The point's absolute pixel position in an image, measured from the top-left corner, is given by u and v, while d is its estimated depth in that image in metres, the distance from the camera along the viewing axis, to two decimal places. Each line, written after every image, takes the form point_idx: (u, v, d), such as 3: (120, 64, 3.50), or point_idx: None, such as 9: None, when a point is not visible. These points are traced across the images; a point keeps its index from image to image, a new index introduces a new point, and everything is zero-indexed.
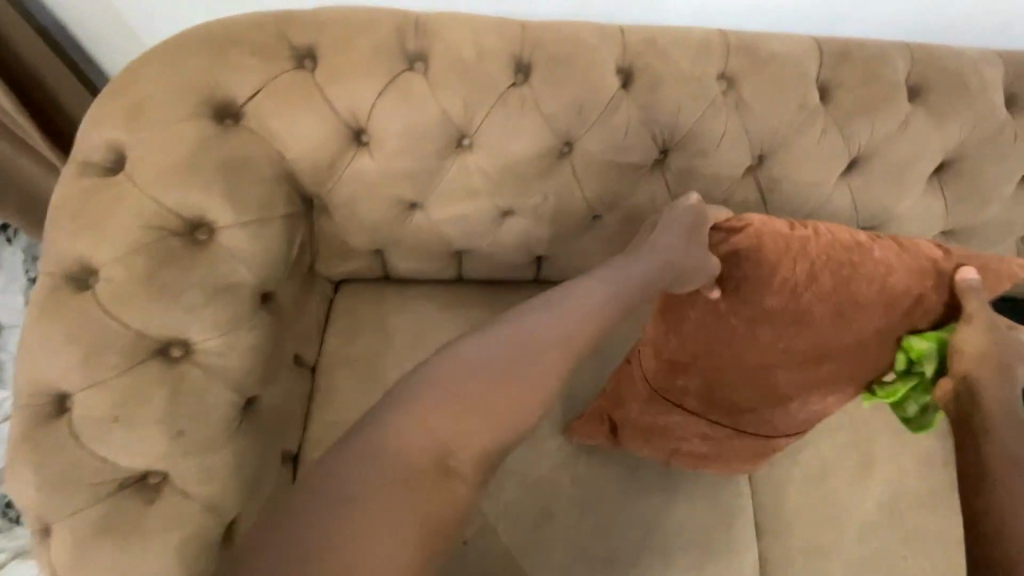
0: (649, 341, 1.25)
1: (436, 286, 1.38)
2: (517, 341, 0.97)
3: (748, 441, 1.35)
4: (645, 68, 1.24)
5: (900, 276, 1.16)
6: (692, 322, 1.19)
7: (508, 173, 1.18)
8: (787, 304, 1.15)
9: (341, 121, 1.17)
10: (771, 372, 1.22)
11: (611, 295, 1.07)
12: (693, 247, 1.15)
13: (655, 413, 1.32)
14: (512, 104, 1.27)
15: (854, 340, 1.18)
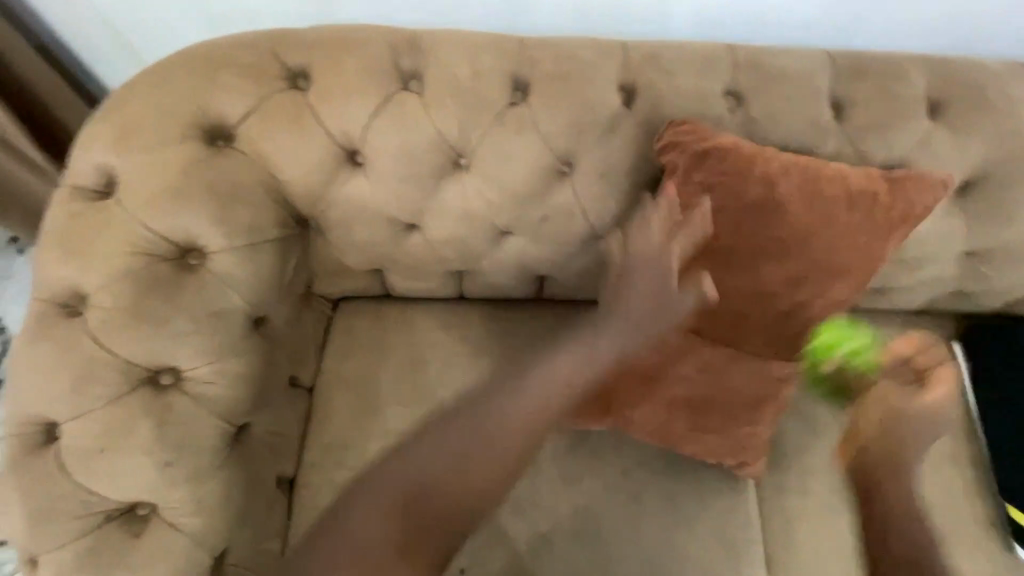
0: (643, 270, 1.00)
1: (368, 317, 1.24)
2: (481, 426, 0.83)
3: (743, 374, 1.05)
4: (612, 66, 0.96)
5: (860, 178, 0.95)
6: (687, 228, 0.95)
7: (430, 195, 1.00)
8: (765, 195, 0.93)
9: (213, 124, 0.92)
10: (763, 289, 0.97)
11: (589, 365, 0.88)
12: (661, 307, 0.85)
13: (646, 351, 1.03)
14: (417, 98, 0.94)
15: (831, 247, 0.96)
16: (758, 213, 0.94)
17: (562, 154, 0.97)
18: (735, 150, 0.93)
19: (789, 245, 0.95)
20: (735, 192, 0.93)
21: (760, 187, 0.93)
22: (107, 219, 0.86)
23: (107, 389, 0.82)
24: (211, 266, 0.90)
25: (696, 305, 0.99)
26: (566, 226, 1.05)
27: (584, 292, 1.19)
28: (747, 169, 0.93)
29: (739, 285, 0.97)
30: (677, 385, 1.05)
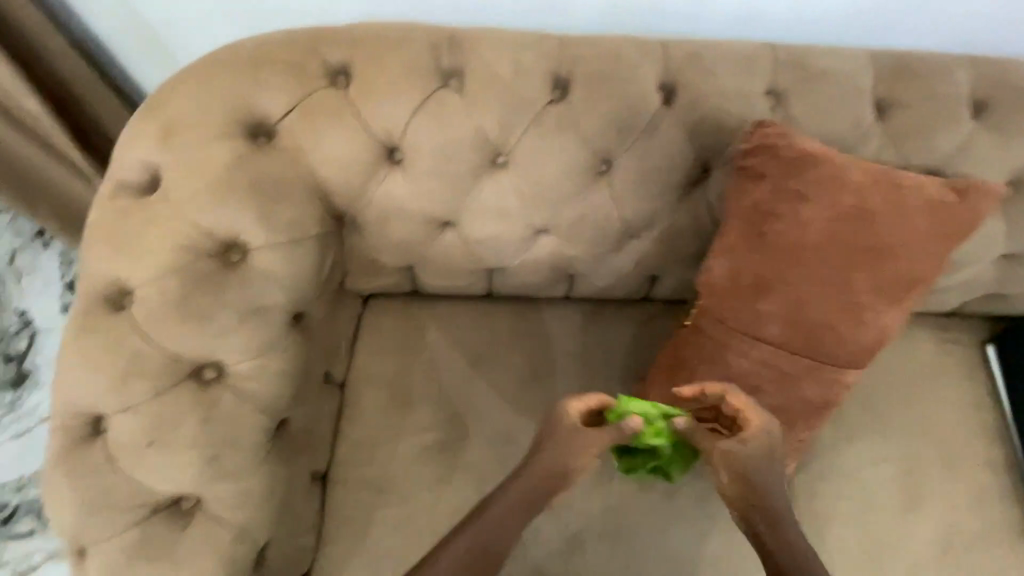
0: (715, 276, 0.90)
1: (397, 315, 1.25)
2: (496, 517, 0.82)
3: (817, 391, 0.93)
4: (653, 66, 0.96)
5: (945, 186, 0.86)
6: (768, 234, 0.85)
7: (467, 193, 1.00)
8: (852, 201, 0.83)
9: (255, 121, 0.92)
10: (847, 300, 0.86)
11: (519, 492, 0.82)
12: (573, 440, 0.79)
13: (716, 364, 0.92)
14: (457, 96, 0.94)
15: (918, 256, 0.85)
16: (844, 219, 0.83)
17: (599, 153, 0.97)
18: (826, 155, 0.84)
19: (875, 258, 0.84)
20: (826, 199, 0.83)
21: (846, 190, 0.83)
22: (152, 215, 0.87)
23: (153, 384, 0.83)
24: (253, 263, 0.90)
25: (775, 313, 0.88)
26: (601, 226, 1.05)
27: (613, 291, 1.19)
28: (838, 174, 0.83)
29: (822, 294, 0.86)
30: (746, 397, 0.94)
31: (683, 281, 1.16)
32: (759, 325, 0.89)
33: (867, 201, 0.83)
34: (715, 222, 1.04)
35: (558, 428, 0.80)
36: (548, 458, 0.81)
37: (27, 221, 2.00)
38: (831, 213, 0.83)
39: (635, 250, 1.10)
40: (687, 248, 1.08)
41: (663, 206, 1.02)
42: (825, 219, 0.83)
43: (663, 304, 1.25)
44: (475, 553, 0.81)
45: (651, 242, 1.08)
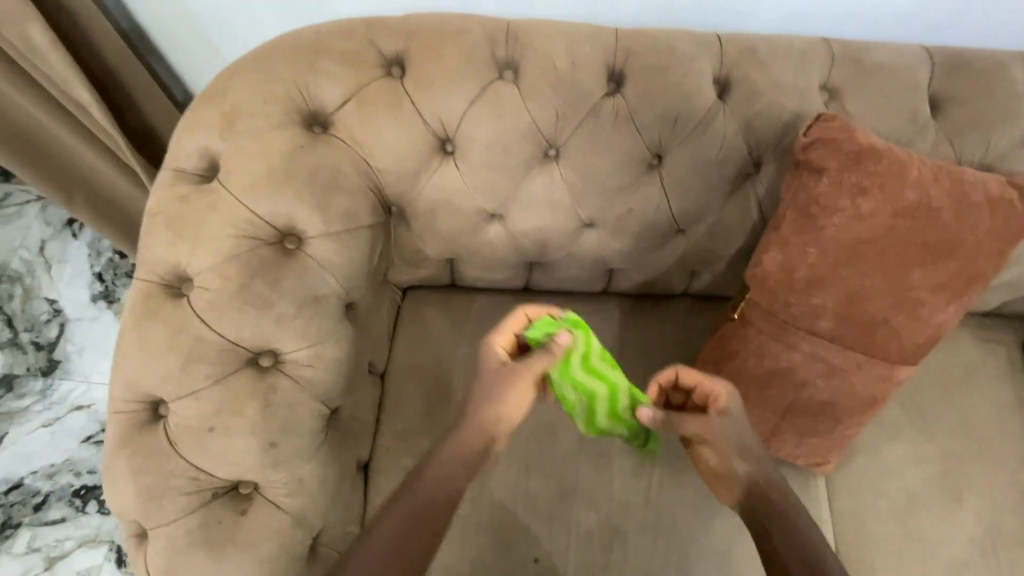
0: (769, 269, 0.89)
1: (436, 307, 1.25)
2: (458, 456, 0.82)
3: (869, 387, 0.91)
4: (708, 59, 0.95)
5: (1003, 184, 0.85)
6: (827, 227, 0.84)
7: (517, 185, 1.00)
8: (912, 194, 0.82)
9: (312, 110, 0.93)
10: (906, 295, 0.85)
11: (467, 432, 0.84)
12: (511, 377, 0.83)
13: (768, 358, 0.92)
14: (512, 87, 0.94)
15: (977, 251, 0.84)
16: (905, 212, 0.83)
17: (653, 146, 0.97)
18: (887, 149, 0.83)
19: (936, 251, 0.84)
20: (887, 193, 0.82)
21: (907, 183, 0.82)
22: (212, 203, 0.87)
23: (214, 370, 0.83)
24: (309, 251, 0.91)
25: (832, 307, 0.86)
26: (649, 220, 1.05)
27: (654, 286, 1.19)
28: (900, 169, 0.83)
29: (881, 288, 0.85)
30: (797, 392, 0.93)
31: (726, 277, 1.16)
32: (814, 320, 0.88)
33: (929, 195, 0.82)
34: (764, 217, 1.04)
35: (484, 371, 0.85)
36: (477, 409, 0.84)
37: (59, 211, 2.03)
38: (893, 206, 0.82)
39: (680, 244, 1.09)
40: (734, 243, 1.08)
41: (712, 201, 1.02)
42: (885, 212, 0.82)
43: (702, 299, 1.25)
44: (418, 510, 0.79)
45: (697, 237, 1.08)
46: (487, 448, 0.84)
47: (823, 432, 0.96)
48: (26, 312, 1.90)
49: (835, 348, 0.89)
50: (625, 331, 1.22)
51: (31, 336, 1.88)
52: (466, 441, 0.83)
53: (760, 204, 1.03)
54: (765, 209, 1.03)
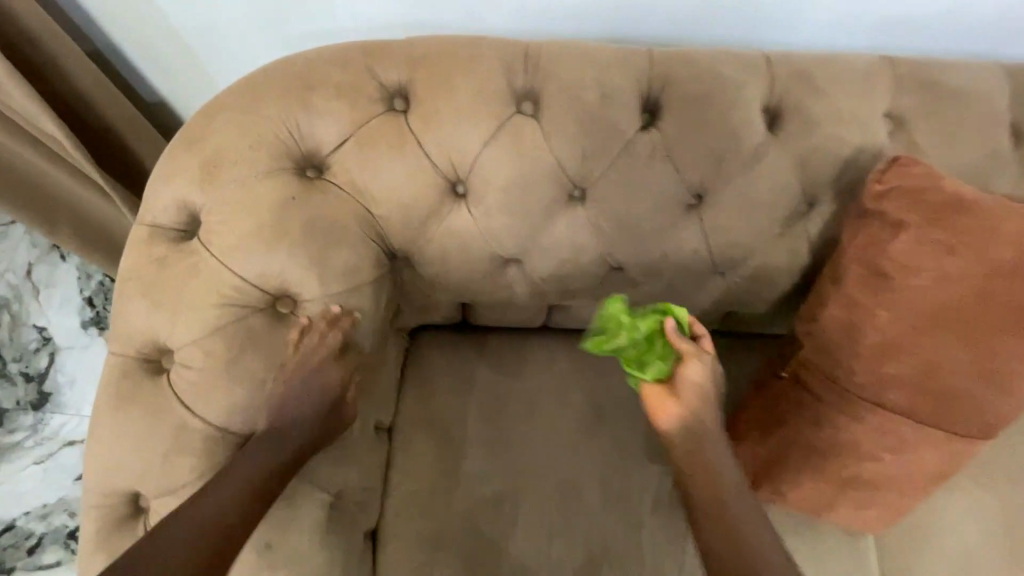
0: (835, 336, 0.78)
1: (445, 350, 1.16)
2: (254, 462, 0.72)
3: (941, 464, 0.82)
4: (758, 85, 0.83)
5: None
6: (906, 291, 0.73)
7: (538, 229, 0.87)
8: (1007, 254, 0.71)
9: (305, 153, 0.82)
10: (994, 368, 0.74)
11: (273, 437, 0.73)
12: (312, 389, 0.75)
13: (828, 429, 0.82)
14: (532, 121, 0.82)
15: None
16: (999, 275, 0.72)
17: (694, 186, 0.85)
18: (979, 200, 0.72)
19: None
20: (978, 252, 0.71)
21: (1002, 242, 0.71)
22: (192, 266, 0.77)
23: (198, 461, 0.74)
24: (305, 316, 0.80)
25: (909, 380, 0.76)
26: (685, 264, 0.93)
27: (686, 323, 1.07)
28: (994, 224, 0.71)
29: (966, 360, 0.74)
30: (859, 467, 0.83)
31: (768, 318, 1.04)
32: (887, 393, 0.77)
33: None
34: (813, 260, 0.93)
35: (294, 381, 0.74)
36: (287, 415, 0.74)
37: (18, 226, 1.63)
38: (984, 268, 0.72)
39: (719, 287, 0.97)
40: (781, 285, 0.96)
41: (758, 243, 0.91)
42: (973, 274, 0.72)
43: (735, 337, 1.09)
44: (205, 524, 0.67)
45: (740, 280, 0.96)
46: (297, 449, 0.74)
47: (883, 503, 0.87)
48: (12, 339, 1.63)
49: (909, 425, 0.79)
50: None
51: (19, 366, 1.66)
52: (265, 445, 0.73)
53: (811, 245, 0.91)
54: (816, 251, 0.92)
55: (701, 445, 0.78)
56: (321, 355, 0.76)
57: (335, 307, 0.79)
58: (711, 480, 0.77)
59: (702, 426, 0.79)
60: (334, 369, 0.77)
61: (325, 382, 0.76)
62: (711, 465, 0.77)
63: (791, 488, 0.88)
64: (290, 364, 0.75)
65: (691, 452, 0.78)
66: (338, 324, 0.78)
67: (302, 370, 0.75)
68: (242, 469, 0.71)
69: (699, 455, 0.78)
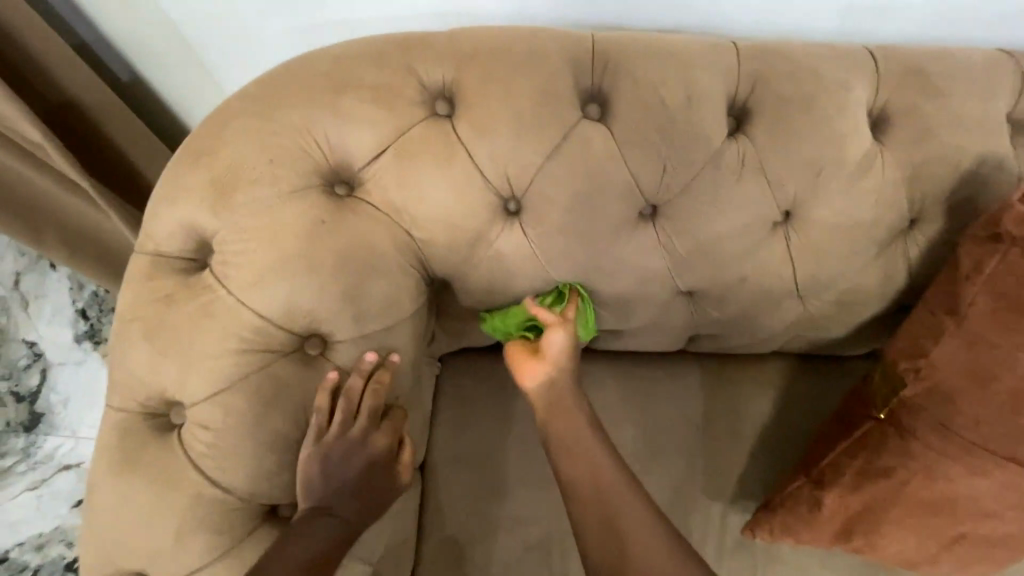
0: (955, 380, 0.70)
1: (476, 378, 1.00)
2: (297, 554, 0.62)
3: None
4: (862, 87, 0.72)
5: None
6: None
7: (603, 253, 0.75)
8: None
9: (335, 168, 0.69)
10: None
11: (318, 520, 0.64)
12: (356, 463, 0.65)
13: (941, 483, 0.74)
14: (601, 128, 0.70)
15: None
16: None
17: (785, 202, 0.74)
18: None
19: None
20: None
21: None
22: (204, 306, 0.65)
23: (216, 538, 0.63)
24: (338, 360, 0.68)
25: None
26: (766, 290, 0.81)
27: (753, 346, 0.91)
28: None
29: None
30: (972, 523, 0.75)
31: (849, 345, 0.92)
32: (1016, 445, 0.69)
33: None
34: (909, 285, 0.82)
35: (332, 455, 0.64)
36: (330, 491, 0.64)
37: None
38: None
39: (800, 315, 0.85)
40: (869, 311, 0.85)
41: (850, 266, 0.79)
42: None
43: (803, 364, 0.99)
44: None
45: (824, 306, 0.84)
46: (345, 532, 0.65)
47: (990, 560, 0.78)
48: None
49: None
50: (710, 403, 0.96)
51: (7, 385, 1.40)
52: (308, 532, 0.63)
53: (912, 268, 0.80)
54: (914, 275, 0.81)
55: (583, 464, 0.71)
56: (364, 420, 0.65)
57: (368, 359, 0.67)
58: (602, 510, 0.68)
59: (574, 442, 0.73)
60: (382, 436, 0.67)
61: (372, 452, 0.66)
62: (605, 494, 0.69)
63: (886, 541, 0.80)
64: (328, 435, 0.64)
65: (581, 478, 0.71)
66: (373, 379, 0.67)
67: (344, 441, 0.64)
68: (282, 560, 0.61)
69: (590, 479, 0.70)
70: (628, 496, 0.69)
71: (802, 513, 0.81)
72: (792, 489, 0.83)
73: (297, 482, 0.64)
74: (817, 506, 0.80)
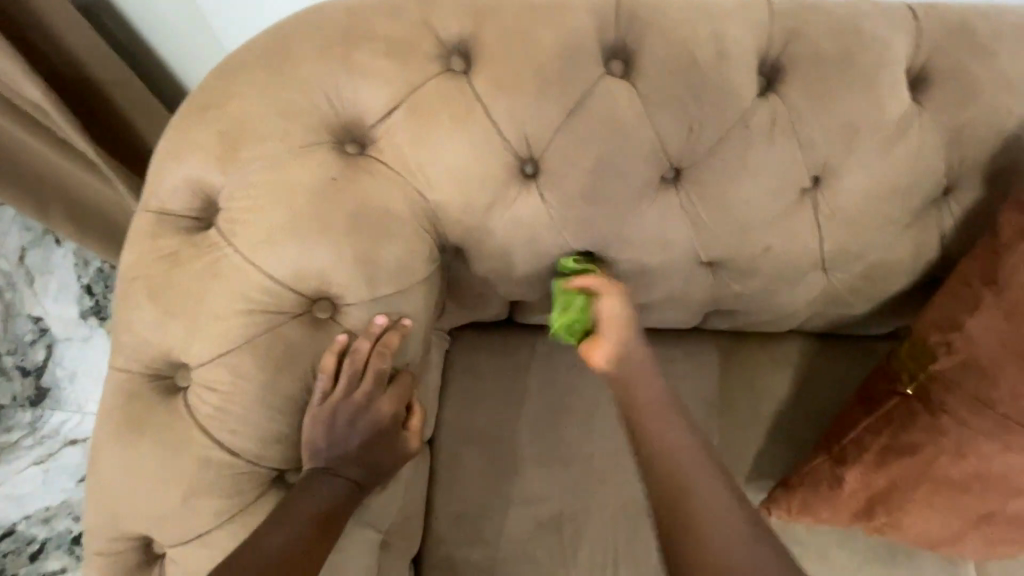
0: (992, 353, 0.68)
1: (488, 352, 0.98)
2: (305, 513, 0.60)
3: None
4: (899, 45, 0.68)
5: None
6: None
7: (625, 217, 0.72)
8: None
9: (346, 124, 0.67)
10: None
11: (325, 482, 0.62)
12: (364, 426, 0.63)
13: (976, 460, 0.71)
14: (624, 85, 0.67)
15: None
16: None
17: (815, 166, 0.71)
18: None
19: None
20: None
21: None
22: (211, 265, 0.62)
23: (225, 502, 0.61)
24: (347, 324, 0.65)
25: None
26: (792, 261, 0.78)
27: (772, 321, 0.89)
28: None
29: None
30: (1005, 500, 0.73)
31: (874, 321, 0.89)
32: None
33: None
34: (940, 256, 0.79)
35: (339, 418, 0.62)
36: (335, 455, 0.62)
37: (7, 206, 1.36)
38: None
39: (825, 288, 0.82)
40: (898, 285, 0.82)
41: (880, 235, 0.76)
42: None
43: (823, 342, 0.96)
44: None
45: (850, 279, 0.81)
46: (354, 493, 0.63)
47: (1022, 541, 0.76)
48: (2, 331, 1.38)
49: None
50: (727, 380, 0.93)
51: (14, 359, 1.40)
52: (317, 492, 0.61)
53: (943, 238, 0.78)
54: (945, 246, 0.78)
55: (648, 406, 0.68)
56: (373, 384, 0.63)
57: (378, 322, 0.65)
58: (660, 455, 0.63)
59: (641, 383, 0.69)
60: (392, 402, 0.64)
61: (377, 418, 0.64)
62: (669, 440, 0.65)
63: (909, 520, 0.77)
64: (333, 399, 0.62)
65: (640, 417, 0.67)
66: (381, 342, 0.65)
67: (350, 405, 0.62)
68: (290, 518, 0.60)
69: (641, 421, 0.66)
70: (684, 439, 0.64)
71: (822, 491, 0.79)
72: (812, 466, 0.80)
73: (304, 446, 0.62)
74: (838, 484, 0.78)
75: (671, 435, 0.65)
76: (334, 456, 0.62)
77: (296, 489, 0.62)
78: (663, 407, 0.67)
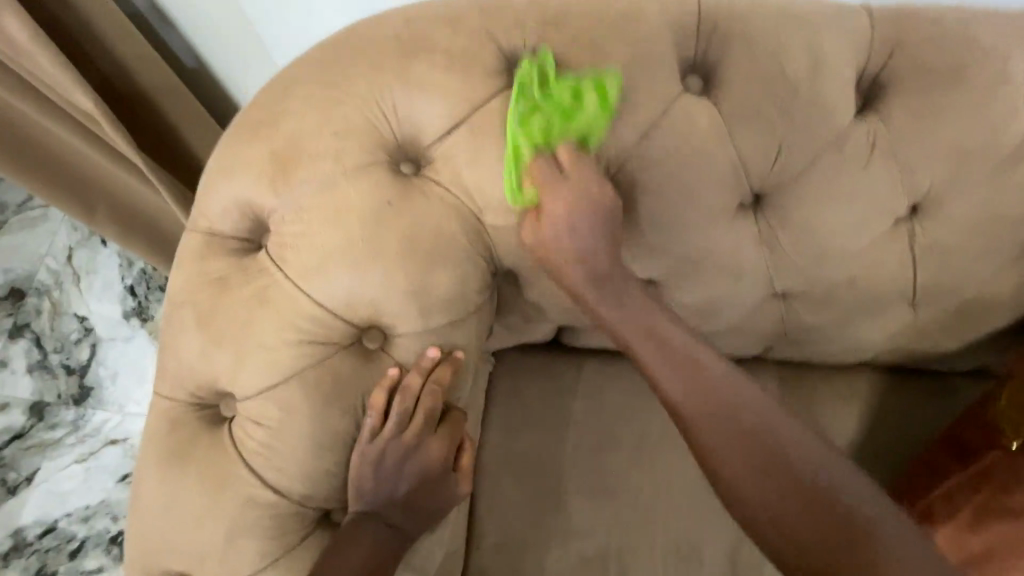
0: None
1: (534, 377, 0.91)
2: (353, 558, 0.57)
3: None
4: (1018, 62, 0.61)
5: None
6: None
7: (698, 244, 0.66)
8: None
9: (403, 142, 0.63)
10: None
11: (372, 527, 0.59)
12: (412, 469, 0.59)
13: None
14: (704, 104, 0.61)
15: None
16: None
17: (914, 195, 0.64)
18: None
19: None
20: None
21: None
22: (259, 292, 0.59)
23: (268, 543, 0.58)
24: (397, 357, 0.62)
25: None
26: (881, 294, 0.70)
27: (855, 356, 0.79)
28: None
29: None
30: None
31: (966, 359, 0.81)
32: None
33: None
34: None
35: (388, 459, 0.59)
36: (383, 498, 0.59)
37: (58, 214, 1.49)
38: None
39: (913, 324, 0.74)
40: (996, 323, 0.74)
41: (982, 270, 0.69)
42: None
43: (898, 377, 0.87)
44: None
45: (943, 315, 0.73)
46: (402, 537, 0.60)
47: None
48: (52, 330, 1.42)
49: None
50: None
51: (60, 358, 1.41)
52: (365, 537, 0.58)
53: None
54: None
55: (819, 517, 0.54)
56: (421, 423, 0.59)
57: (430, 355, 0.61)
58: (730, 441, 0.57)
59: (736, 420, 0.58)
60: (439, 441, 0.61)
61: (427, 459, 0.60)
62: (882, 559, 0.52)
63: None
64: (382, 438, 0.58)
65: (828, 540, 0.53)
66: (432, 377, 0.61)
67: (399, 444, 0.59)
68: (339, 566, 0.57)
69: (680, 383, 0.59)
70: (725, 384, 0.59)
71: None
72: None
73: (350, 485, 0.59)
74: None
75: (781, 452, 0.56)
76: (379, 499, 0.59)
77: (341, 532, 0.59)
78: (710, 371, 0.59)
